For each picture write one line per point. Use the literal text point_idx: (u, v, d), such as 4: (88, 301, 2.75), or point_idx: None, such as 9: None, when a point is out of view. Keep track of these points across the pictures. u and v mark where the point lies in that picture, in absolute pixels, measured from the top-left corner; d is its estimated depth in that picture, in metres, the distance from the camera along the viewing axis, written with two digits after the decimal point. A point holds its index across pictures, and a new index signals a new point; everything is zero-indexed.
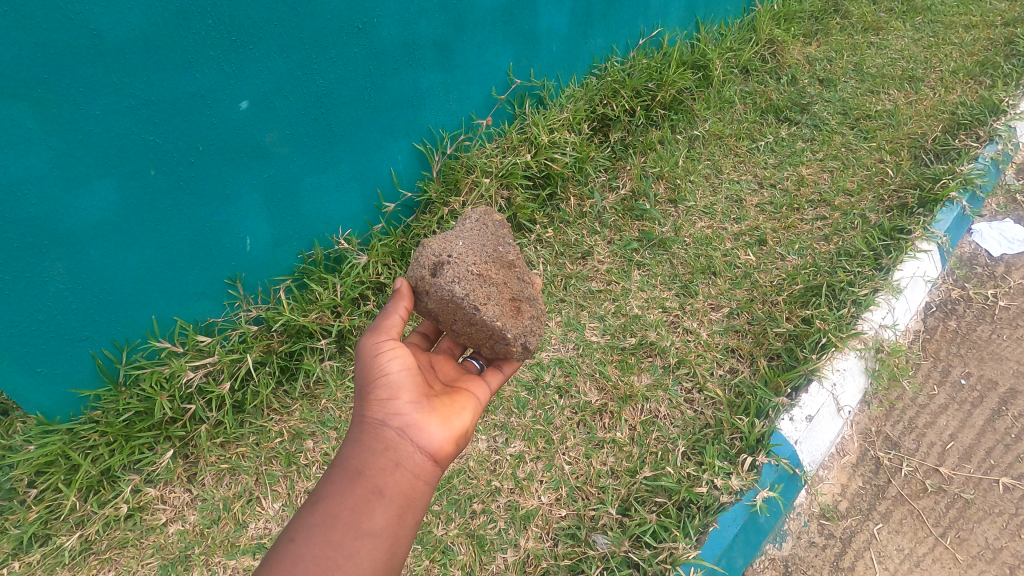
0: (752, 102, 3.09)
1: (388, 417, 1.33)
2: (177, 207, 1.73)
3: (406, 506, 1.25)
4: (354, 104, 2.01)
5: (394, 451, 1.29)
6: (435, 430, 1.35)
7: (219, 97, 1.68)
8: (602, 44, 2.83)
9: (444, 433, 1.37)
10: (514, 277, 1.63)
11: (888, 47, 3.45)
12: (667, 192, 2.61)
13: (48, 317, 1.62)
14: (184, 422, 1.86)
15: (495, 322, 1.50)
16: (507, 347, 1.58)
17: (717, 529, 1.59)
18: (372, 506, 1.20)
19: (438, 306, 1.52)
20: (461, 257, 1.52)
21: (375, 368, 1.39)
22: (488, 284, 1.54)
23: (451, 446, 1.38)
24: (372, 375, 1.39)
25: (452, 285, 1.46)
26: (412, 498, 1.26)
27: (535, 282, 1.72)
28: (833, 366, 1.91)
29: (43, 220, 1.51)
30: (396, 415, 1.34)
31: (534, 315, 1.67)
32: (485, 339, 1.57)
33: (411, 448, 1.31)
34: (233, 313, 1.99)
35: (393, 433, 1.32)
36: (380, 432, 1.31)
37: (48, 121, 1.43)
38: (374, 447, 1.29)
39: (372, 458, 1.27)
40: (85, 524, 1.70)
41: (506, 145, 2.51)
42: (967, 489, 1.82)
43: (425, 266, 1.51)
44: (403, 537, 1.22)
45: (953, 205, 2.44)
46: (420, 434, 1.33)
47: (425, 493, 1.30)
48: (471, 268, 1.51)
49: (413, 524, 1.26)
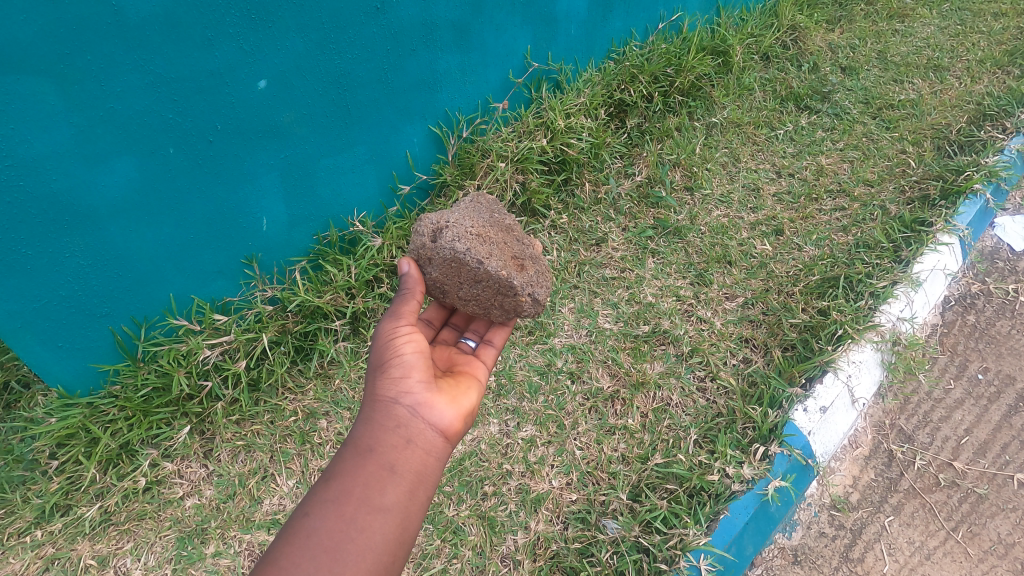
0: (773, 89, 3.04)
1: (399, 395, 1.34)
2: (195, 187, 1.74)
3: (418, 481, 1.26)
4: (371, 85, 2.00)
5: (405, 429, 1.30)
6: (444, 408, 1.37)
7: (238, 75, 1.68)
8: (621, 28, 2.79)
9: (452, 411, 1.39)
10: (513, 239, 1.66)
11: (913, 35, 3.37)
12: (683, 179, 2.59)
13: (69, 293, 1.64)
14: (201, 399, 1.88)
15: (500, 272, 1.51)
16: (515, 299, 1.58)
17: (728, 517, 1.59)
18: (384, 482, 1.22)
19: (443, 273, 1.56)
20: (458, 221, 1.57)
21: (386, 350, 1.40)
22: (488, 243, 1.57)
23: (460, 423, 1.40)
24: (382, 357, 1.40)
25: (453, 243, 1.51)
26: (424, 474, 1.28)
27: (536, 246, 1.74)
28: (849, 358, 1.89)
29: (64, 196, 1.52)
30: (408, 394, 1.35)
31: (540, 271, 1.68)
32: (493, 296, 1.58)
33: (421, 425, 1.32)
34: (249, 293, 2.01)
35: (405, 411, 1.33)
36: (392, 410, 1.32)
37: (71, 97, 1.44)
38: (385, 424, 1.30)
39: (384, 435, 1.28)
40: (105, 495, 1.74)
41: (522, 129, 2.48)
42: (981, 484, 1.81)
43: (425, 234, 1.57)
44: (414, 512, 1.23)
45: (977, 197, 2.40)
46: (430, 412, 1.35)
47: (436, 469, 1.31)
48: (470, 230, 1.56)
49: (424, 500, 1.27)
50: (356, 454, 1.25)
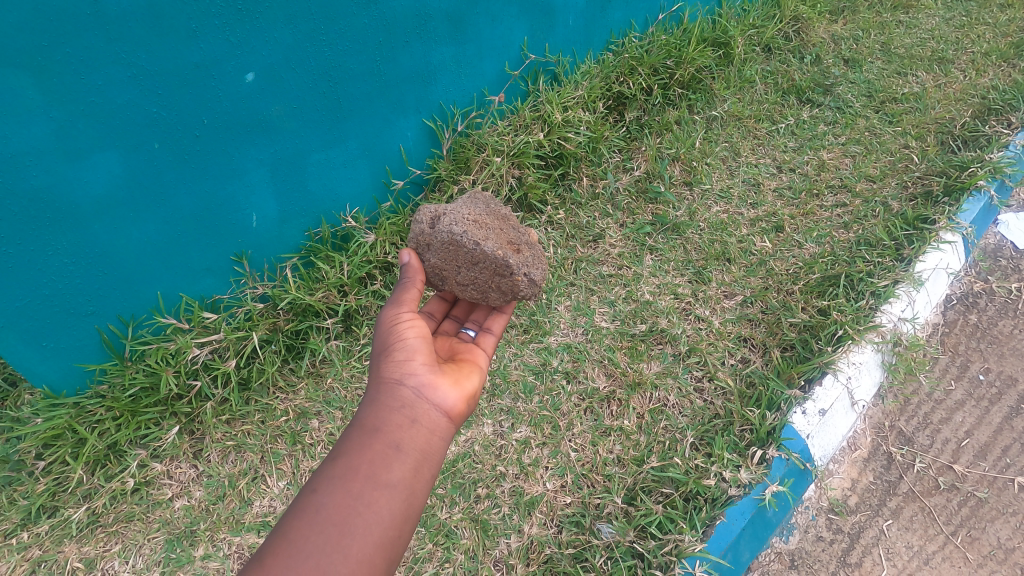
0: (774, 81, 2.98)
1: (403, 377, 1.32)
2: (182, 182, 1.69)
3: (423, 459, 1.22)
4: (362, 78, 1.94)
5: (409, 409, 1.27)
6: (448, 389, 1.35)
7: (224, 68, 1.63)
8: (620, 19, 2.73)
9: (456, 393, 1.36)
10: (510, 227, 1.63)
11: (918, 27, 3.31)
12: (682, 174, 2.54)
13: (53, 292, 1.60)
14: (190, 399, 1.85)
15: (496, 253, 1.49)
16: (512, 279, 1.53)
17: (724, 523, 1.57)
18: (390, 459, 1.18)
19: (441, 257, 1.54)
20: (456, 209, 1.57)
21: (389, 336, 1.38)
22: (485, 229, 1.54)
23: (463, 405, 1.37)
24: (385, 342, 1.38)
25: (450, 227, 1.50)
26: (428, 452, 1.24)
27: (533, 234, 1.70)
28: (849, 359, 1.86)
29: (46, 192, 1.48)
30: (411, 375, 1.32)
31: (537, 256, 1.64)
32: (490, 279, 1.54)
33: (426, 406, 1.29)
34: (239, 291, 1.97)
35: (409, 392, 1.30)
36: (397, 391, 1.29)
37: (50, 91, 1.39)
38: (390, 405, 1.27)
39: (388, 415, 1.25)
40: (93, 497, 1.71)
41: (518, 123, 2.43)
42: (981, 488, 1.78)
43: (423, 221, 1.57)
44: (420, 490, 1.19)
45: (981, 193, 2.35)
46: (435, 393, 1.32)
47: (440, 449, 1.28)
48: (467, 216, 1.54)
49: (430, 479, 1.23)
50: (361, 434, 1.22)
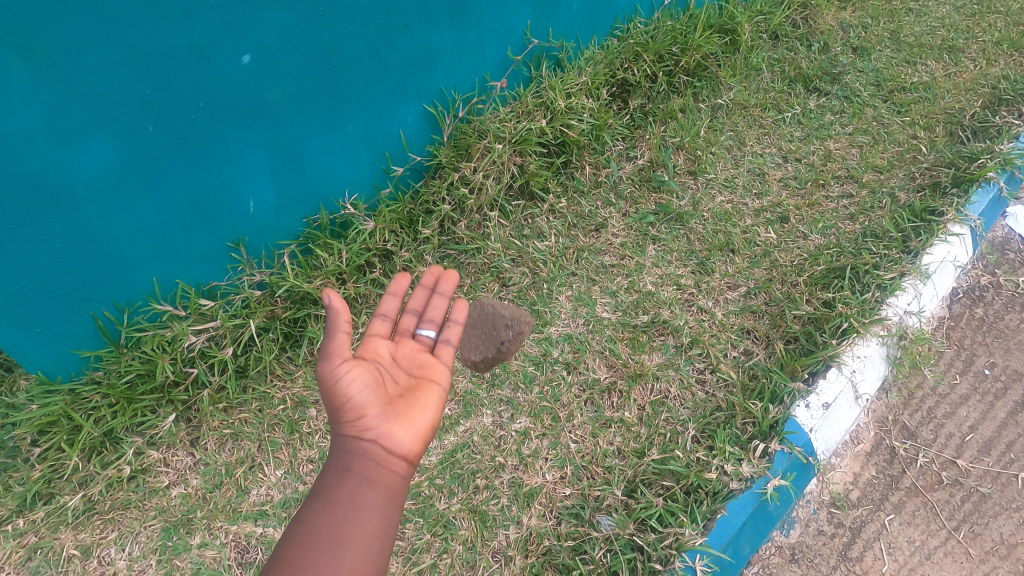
0: (781, 69, 2.93)
1: (356, 429, 1.22)
2: (177, 166, 1.66)
3: (393, 490, 1.19)
4: (361, 62, 1.90)
5: (366, 455, 1.20)
6: (405, 428, 1.26)
7: (220, 50, 1.59)
8: (625, 4, 2.68)
9: (412, 430, 1.27)
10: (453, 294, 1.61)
11: (928, 15, 3.24)
12: (686, 163, 2.51)
13: (46, 278, 1.58)
14: (187, 386, 1.83)
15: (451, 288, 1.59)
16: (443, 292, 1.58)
17: (726, 517, 1.55)
18: (365, 488, 1.15)
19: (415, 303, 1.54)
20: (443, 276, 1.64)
21: (331, 392, 1.26)
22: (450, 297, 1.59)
23: (423, 438, 1.29)
24: (329, 401, 1.26)
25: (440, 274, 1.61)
26: (398, 487, 1.20)
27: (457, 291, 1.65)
28: (854, 353, 1.83)
29: (38, 176, 1.45)
30: (365, 424, 1.23)
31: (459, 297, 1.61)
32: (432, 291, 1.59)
33: (382, 450, 1.22)
34: (236, 278, 1.95)
35: (366, 440, 1.22)
36: (354, 443, 1.21)
37: (40, 73, 1.35)
38: (350, 456, 1.20)
39: (354, 456, 1.20)
40: (89, 484, 1.70)
41: (520, 109, 2.39)
42: (985, 483, 1.77)
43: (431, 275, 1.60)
44: (394, 518, 1.17)
45: (990, 185, 2.32)
46: (392, 435, 1.24)
47: (407, 481, 1.24)
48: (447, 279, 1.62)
49: (402, 507, 1.20)
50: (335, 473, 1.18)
